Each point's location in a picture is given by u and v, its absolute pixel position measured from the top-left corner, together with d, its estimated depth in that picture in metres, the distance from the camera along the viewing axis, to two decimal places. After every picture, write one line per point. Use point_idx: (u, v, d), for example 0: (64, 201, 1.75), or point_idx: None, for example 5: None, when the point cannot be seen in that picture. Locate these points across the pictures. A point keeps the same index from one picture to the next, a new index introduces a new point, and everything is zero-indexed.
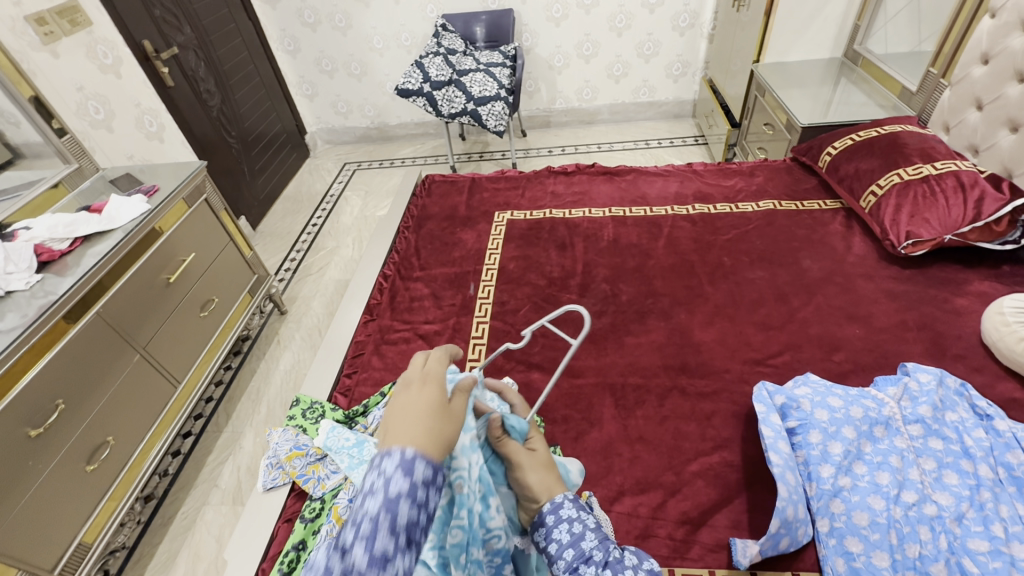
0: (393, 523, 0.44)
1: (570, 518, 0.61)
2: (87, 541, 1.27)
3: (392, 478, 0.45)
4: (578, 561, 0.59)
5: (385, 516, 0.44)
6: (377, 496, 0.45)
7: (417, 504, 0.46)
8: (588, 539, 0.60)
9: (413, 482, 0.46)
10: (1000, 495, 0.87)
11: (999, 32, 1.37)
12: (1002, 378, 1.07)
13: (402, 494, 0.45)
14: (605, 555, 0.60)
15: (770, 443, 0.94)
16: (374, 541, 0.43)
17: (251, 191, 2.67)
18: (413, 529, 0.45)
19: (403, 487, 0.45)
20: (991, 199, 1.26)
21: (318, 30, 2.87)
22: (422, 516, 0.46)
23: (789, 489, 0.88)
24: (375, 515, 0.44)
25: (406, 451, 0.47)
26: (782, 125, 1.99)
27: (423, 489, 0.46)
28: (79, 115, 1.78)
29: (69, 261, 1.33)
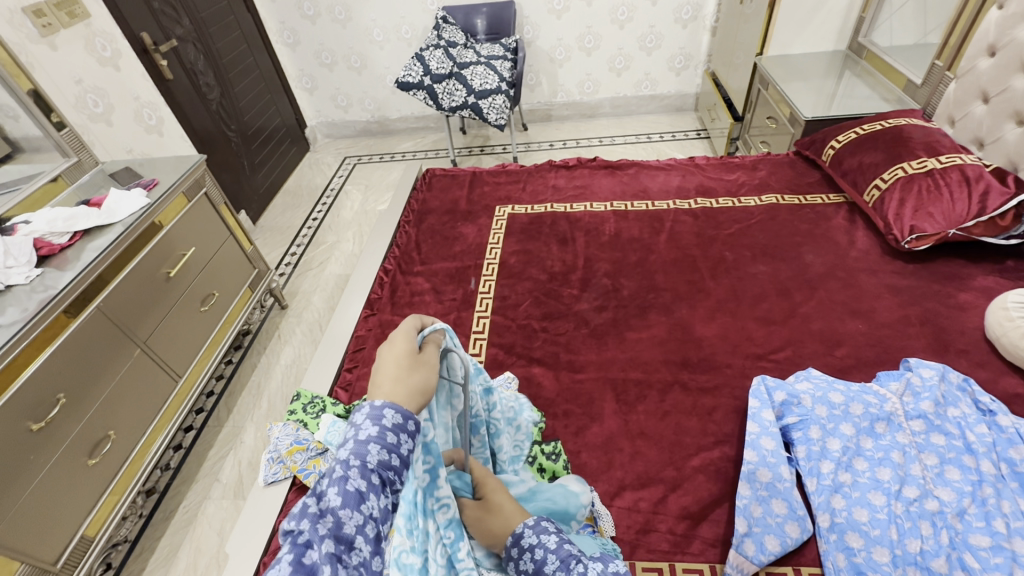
0: (363, 464, 0.49)
1: (530, 545, 0.60)
2: (89, 535, 1.27)
3: (360, 426, 0.51)
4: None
5: (356, 458, 0.49)
6: (349, 446, 0.50)
7: (387, 447, 0.51)
8: (549, 562, 0.57)
9: (383, 427, 0.51)
10: (1003, 490, 0.86)
11: (1007, 23, 1.35)
12: (1005, 373, 1.06)
13: (372, 438, 0.50)
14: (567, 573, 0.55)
15: (751, 440, 0.96)
16: (347, 482, 0.47)
17: (251, 185, 2.66)
18: (385, 471, 0.50)
19: (373, 433, 0.51)
20: (995, 194, 1.25)
21: (318, 23, 2.85)
22: (394, 459, 0.51)
23: (756, 487, 0.92)
24: (346, 459, 0.48)
25: (375, 404, 0.53)
26: (785, 119, 1.97)
27: (394, 433, 0.52)
28: (78, 109, 1.76)
29: (69, 255, 1.33)
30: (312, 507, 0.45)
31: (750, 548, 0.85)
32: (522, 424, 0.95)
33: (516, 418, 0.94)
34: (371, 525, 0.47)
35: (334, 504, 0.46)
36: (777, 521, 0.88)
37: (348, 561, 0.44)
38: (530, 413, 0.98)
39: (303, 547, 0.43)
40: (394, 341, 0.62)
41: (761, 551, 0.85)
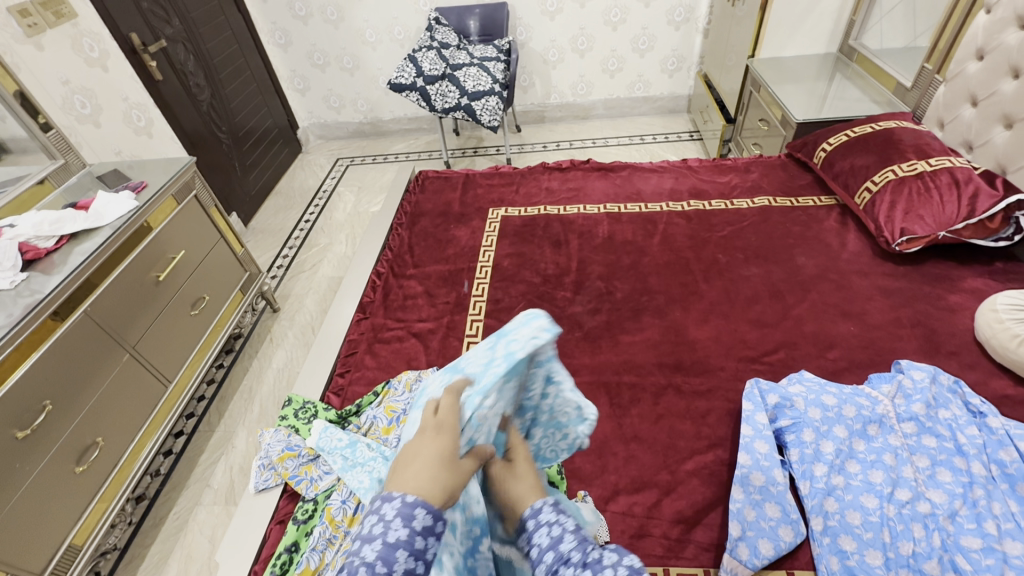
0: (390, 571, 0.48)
1: (549, 520, 0.56)
2: (77, 544, 1.25)
3: (391, 525, 0.49)
4: (558, 563, 0.53)
5: (382, 564, 0.48)
6: (376, 544, 0.49)
7: (413, 554, 0.49)
8: (567, 542, 0.54)
9: (411, 531, 0.49)
10: (994, 492, 0.87)
11: (995, 28, 1.37)
12: (995, 375, 1.07)
13: (400, 542, 0.49)
14: (583, 556, 0.52)
15: (745, 443, 0.97)
16: None
17: (242, 187, 2.63)
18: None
19: (402, 535, 0.49)
20: (985, 196, 1.27)
21: (309, 23, 2.83)
22: (418, 565, 0.49)
23: (749, 490, 0.91)
24: (372, 562, 0.47)
25: (407, 499, 0.51)
26: (777, 121, 1.98)
27: (421, 541, 0.50)
28: (65, 110, 1.74)
29: (56, 259, 1.31)
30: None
31: (743, 551, 0.86)
32: (571, 435, 0.76)
33: (568, 424, 0.76)
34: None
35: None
36: (771, 525, 0.87)
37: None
38: (589, 432, 0.75)
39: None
40: (440, 431, 0.60)
41: (754, 554, 0.85)
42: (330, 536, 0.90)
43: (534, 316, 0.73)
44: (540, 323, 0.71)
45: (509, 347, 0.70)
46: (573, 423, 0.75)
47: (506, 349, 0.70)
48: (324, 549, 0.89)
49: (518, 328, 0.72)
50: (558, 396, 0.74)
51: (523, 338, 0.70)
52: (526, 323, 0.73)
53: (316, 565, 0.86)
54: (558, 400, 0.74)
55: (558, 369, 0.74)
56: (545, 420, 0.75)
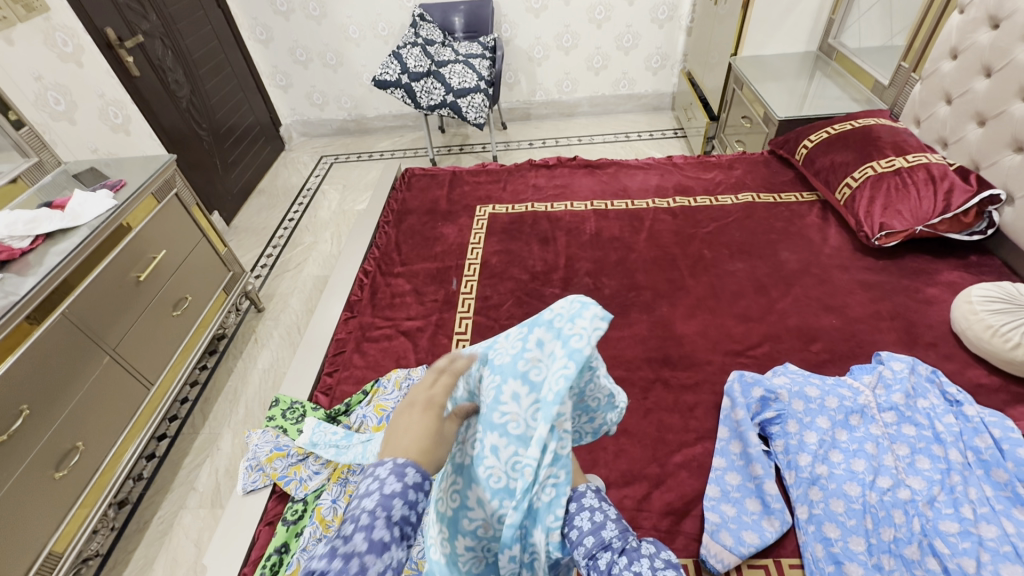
0: (388, 516, 0.48)
1: (591, 506, 0.61)
2: (57, 551, 1.22)
3: (385, 480, 0.50)
4: (597, 548, 0.56)
5: (381, 510, 0.48)
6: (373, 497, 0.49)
7: (408, 503, 0.49)
8: (609, 529, 0.58)
9: (406, 483, 0.50)
10: (970, 478, 0.90)
11: (968, 27, 1.41)
12: (971, 364, 1.10)
13: (395, 493, 0.49)
14: (623, 543, 0.56)
15: (720, 446, 1.00)
16: (373, 529, 0.47)
17: (224, 185, 2.59)
18: (405, 525, 0.49)
19: (396, 488, 0.50)
20: (960, 191, 1.30)
21: (291, 19, 2.79)
22: (414, 514, 0.50)
23: (726, 488, 0.95)
24: (372, 509, 0.48)
25: (398, 459, 0.52)
26: (759, 118, 2.01)
27: (415, 492, 0.50)
28: (38, 106, 1.69)
29: (31, 259, 1.27)
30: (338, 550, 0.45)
31: (727, 539, 0.88)
32: (598, 420, 0.75)
33: (596, 410, 0.73)
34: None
35: (359, 550, 0.46)
36: (752, 518, 0.90)
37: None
38: (618, 418, 0.75)
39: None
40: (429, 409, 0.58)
41: (739, 543, 0.87)
42: (321, 535, 0.90)
43: (586, 303, 0.67)
44: (592, 311, 0.66)
45: (569, 344, 0.65)
46: (603, 410, 0.74)
47: (565, 346, 0.65)
48: (315, 548, 0.89)
49: (571, 319, 0.67)
50: (592, 381, 0.69)
51: (582, 330, 0.65)
52: (578, 308, 0.67)
53: (307, 564, 0.87)
54: (592, 386, 0.71)
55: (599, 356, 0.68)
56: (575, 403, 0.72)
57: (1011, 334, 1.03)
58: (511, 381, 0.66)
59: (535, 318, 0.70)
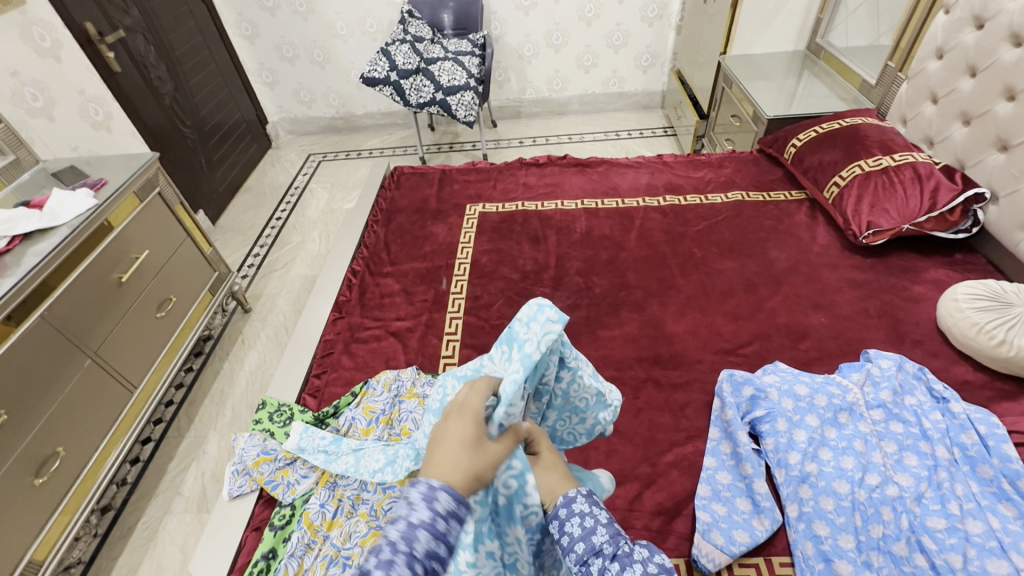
0: (410, 551, 0.46)
1: (582, 511, 0.58)
2: (38, 560, 1.19)
3: (414, 507, 0.48)
4: (589, 554, 0.55)
5: (403, 543, 0.46)
6: (399, 525, 0.47)
7: (435, 534, 0.47)
8: (599, 534, 0.56)
9: (435, 511, 0.48)
10: (956, 474, 0.90)
11: (953, 27, 1.42)
12: (956, 361, 1.12)
13: (423, 523, 0.47)
14: (614, 549, 0.55)
15: (712, 446, 1.00)
16: (391, 569, 0.44)
17: (210, 184, 2.55)
18: (430, 560, 0.47)
19: (424, 517, 0.48)
20: (945, 190, 1.32)
21: (277, 14, 2.75)
22: (441, 546, 0.48)
23: (716, 488, 0.95)
24: (395, 541, 0.46)
25: (432, 484, 0.50)
26: (749, 117, 2.02)
27: (445, 520, 0.48)
28: (15, 103, 1.65)
29: (8, 260, 1.24)
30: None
31: (718, 538, 0.88)
32: (590, 420, 0.75)
33: (585, 409, 0.74)
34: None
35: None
36: (743, 517, 0.91)
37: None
38: (613, 418, 0.75)
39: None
40: (465, 415, 0.57)
41: (730, 542, 0.87)
42: (309, 541, 0.89)
43: (541, 307, 0.66)
44: (548, 314, 0.65)
45: (523, 348, 0.64)
46: (593, 410, 0.75)
47: (519, 350, 0.64)
48: (303, 554, 0.87)
49: (527, 323, 0.66)
50: (575, 381, 0.72)
51: (535, 334, 0.64)
52: (536, 313, 0.67)
53: (296, 571, 0.85)
54: (577, 386, 0.72)
55: (572, 354, 0.71)
56: (562, 402, 0.73)
57: (995, 331, 1.04)
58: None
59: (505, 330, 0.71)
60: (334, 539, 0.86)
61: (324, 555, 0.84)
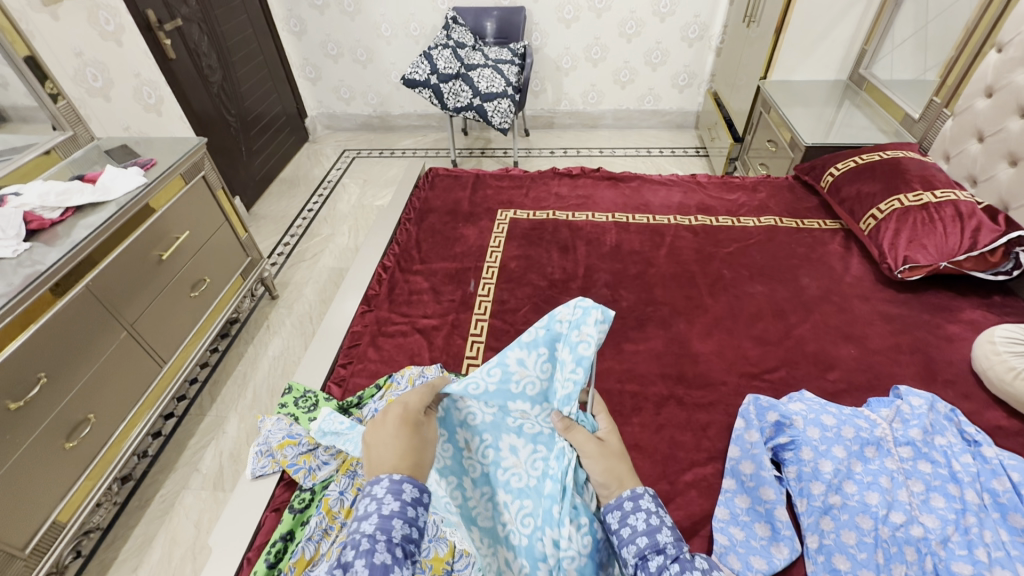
0: (389, 538, 0.56)
1: (648, 509, 0.66)
2: (61, 521, 1.23)
3: (384, 501, 0.59)
4: (650, 550, 0.62)
5: (382, 533, 0.56)
6: (372, 520, 0.57)
7: (407, 520, 0.58)
8: (664, 534, 0.64)
9: (403, 501, 0.59)
10: (985, 520, 0.88)
11: (1005, 67, 1.40)
12: (989, 406, 1.09)
13: (395, 511, 0.58)
14: (677, 552, 0.62)
15: (731, 466, 1.00)
16: (373, 553, 0.54)
17: (247, 171, 2.62)
18: (407, 543, 0.57)
19: (395, 507, 0.59)
20: (987, 230, 1.29)
21: (326, 13, 2.83)
22: (414, 531, 0.58)
23: (735, 512, 0.94)
24: (373, 533, 0.55)
25: (394, 479, 0.61)
26: (785, 143, 2.01)
27: (413, 506, 0.60)
28: (76, 82, 1.72)
29: (60, 231, 1.29)
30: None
31: (735, 562, 0.87)
32: None
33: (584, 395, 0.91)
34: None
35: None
36: (762, 544, 0.90)
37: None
38: None
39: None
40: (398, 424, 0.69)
41: (747, 567, 0.86)
42: (326, 526, 0.90)
43: (588, 309, 0.81)
44: (594, 315, 0.80)
45: (577, 350, 0.80)
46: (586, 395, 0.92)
47: (573, 352, 0.80)
48: (320, 539, 0.89)
49: (577, 327, 0.80)
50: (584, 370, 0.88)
51: (587, 336, 0.80)
52: (582, 314, 0.81)
53: (311, 555, 0.86)
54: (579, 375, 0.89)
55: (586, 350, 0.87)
56: None
57: None
58: (520, 401, 0.82)
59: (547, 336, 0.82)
60: None
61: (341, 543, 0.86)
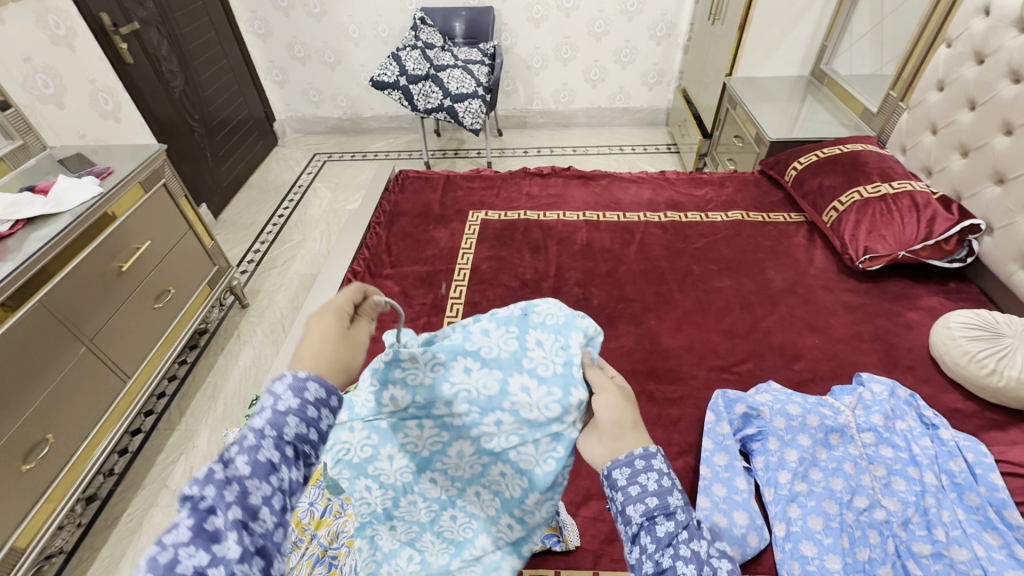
0: (279, 435, 0.46)
1: (660, 471, 0.62)
2: (19, 546, 1.19)
3: (281, 396, 0.48)
4: (659, 512, 0.59)
5: (271, 429, 0.46)
6: (263, 414, 0.47)
7: (307, 420, 0.48)
8: (674, 497, 0.60)
9: (304, 400, 0.49)
10: (943, 501, 0.91)
11: (954, 61, 1.45)
12: (947, 389, 1.13)
13: (291, 410, 0.48)
14: (686, 519, 0.59)
15: (707, 456, 0.99)
16: (257, 452, 0.44)
17: (214, 177, 2.55)
18: (301, 444, 0.47)
19: (293, 405, 0.48)
20: (941, 220, 1.34)
21: (291, 15, 2.78)
22: (312, 433, 0.49)
23: (715, 499, 0.93)
24: (261, 427, 0.45)
25: (298, 374, 0.50)
26: (751, 138, 2.05)
27: (316, 408, 0.49)
28: (25, 88, 1.65)
29: (10, 244, 1.24)
30: (218, 474, 0.41)
31: None
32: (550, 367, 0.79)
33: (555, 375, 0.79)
34: (279, 497, 0.44)
35: (241, 473, 0.42)
36: (737, 532, 0.88)
37: (252, 530, 0.41)
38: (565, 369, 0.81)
39: (204, 515, 0.39)
40: (328, 312, 0.60)
41: None
42: None
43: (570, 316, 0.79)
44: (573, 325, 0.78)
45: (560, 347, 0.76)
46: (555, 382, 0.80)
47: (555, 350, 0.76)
48: None
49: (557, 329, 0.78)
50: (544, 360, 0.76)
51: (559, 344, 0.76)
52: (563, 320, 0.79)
53: None
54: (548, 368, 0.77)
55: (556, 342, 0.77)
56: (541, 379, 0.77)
57: (987, 361, 1.05)
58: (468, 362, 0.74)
59: (522, 316, 0.79)
60: (321, 537, 0.75)
61: (308, 554, 0.72)
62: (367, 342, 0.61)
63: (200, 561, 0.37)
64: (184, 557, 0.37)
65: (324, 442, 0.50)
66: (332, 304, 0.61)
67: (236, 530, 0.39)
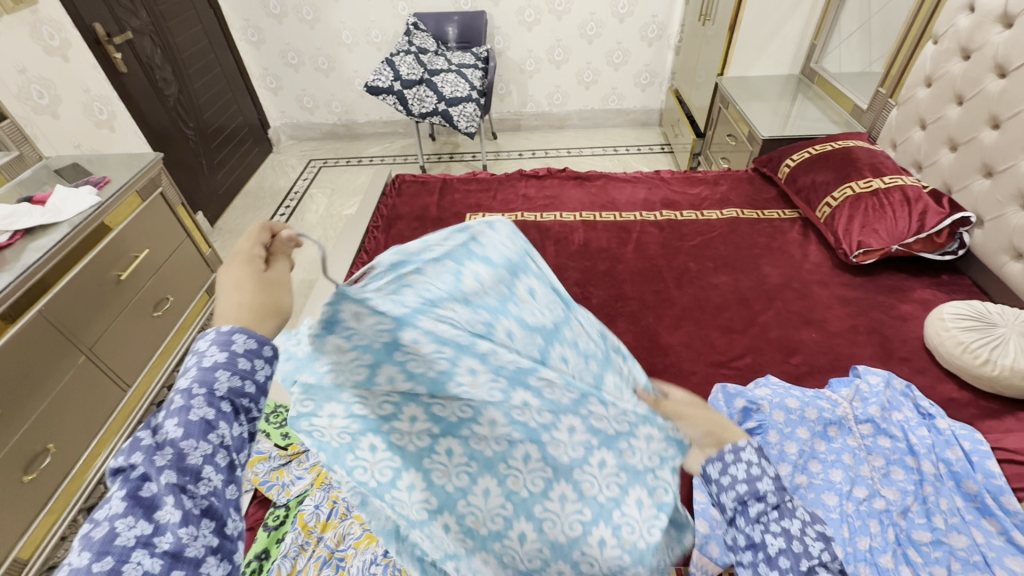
0: (209, 392, 0.47)
1: (749, 459, 0.62)
2: (22, 558, 1.18)
3: (206, 353, 0.50)
4: (750, 497, 0.61)
5: (201, 387, 0.47)
6: (193, 374, 0.49)
7: (239, 373, 0.50)
8: (764, 482, 0.60)
9: (232, 352, 0.50)
10: (941, 489, 0.93)
11: (941, 57, 1.47)
12: (942, 379, 1.15)
13: (219, 364, 0.49)
14: (778, 500, 0.60)
15: None
16: (189, 411, 0.46)
17: (210, 186, 2.55)
18: (237, 398, 0.49)
19: (220, 359, 0.50)
20: (933, 213, 1.36)
21: (284, 22, 2.79)
22: (248, 385, 0.50)
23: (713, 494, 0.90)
24: (190, 387, 0.47)
25: (223, 331, 0.52)
26: (744, 137, 2.07)
27: (246, 359, 0.51)
28: (20, 99, 1.65)
29: (8, 255, 1.23)
30: (147, 441, 0.45)
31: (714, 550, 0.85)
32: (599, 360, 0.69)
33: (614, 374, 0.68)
34: (222, 454, 0.47)
35: (173, 437, 0.45)
36: None
37: (194, 492, 0.44)
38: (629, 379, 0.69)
39: (139, 483, 0.43)
40: (236, 261, 0.59)
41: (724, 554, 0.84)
42: (303, 542, 0.88)
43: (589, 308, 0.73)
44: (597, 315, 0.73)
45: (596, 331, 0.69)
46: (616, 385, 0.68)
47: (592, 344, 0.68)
48: (297, 555, 0.86)
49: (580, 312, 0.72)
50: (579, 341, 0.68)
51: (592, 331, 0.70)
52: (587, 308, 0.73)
53: (288, 571, 0.83)
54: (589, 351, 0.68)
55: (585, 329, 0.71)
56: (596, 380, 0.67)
57: (980, 350, 1.07)
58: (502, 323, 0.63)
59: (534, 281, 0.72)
60: (328, 540, 0.87)
61: (318, 556, 0.85)
62: (290, 279, 0.61)
63: (142, 529, 0.40)
64: (123, 528, 0.40)
65: (264, 392, 0.52)
66: (241, 252, 0.60)
67: (173, 495, 0.42)
